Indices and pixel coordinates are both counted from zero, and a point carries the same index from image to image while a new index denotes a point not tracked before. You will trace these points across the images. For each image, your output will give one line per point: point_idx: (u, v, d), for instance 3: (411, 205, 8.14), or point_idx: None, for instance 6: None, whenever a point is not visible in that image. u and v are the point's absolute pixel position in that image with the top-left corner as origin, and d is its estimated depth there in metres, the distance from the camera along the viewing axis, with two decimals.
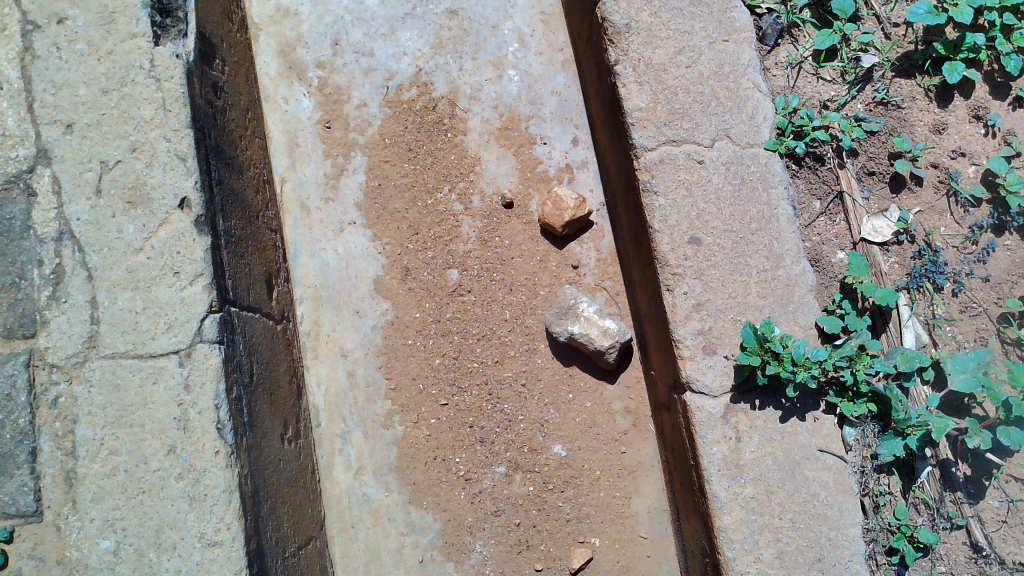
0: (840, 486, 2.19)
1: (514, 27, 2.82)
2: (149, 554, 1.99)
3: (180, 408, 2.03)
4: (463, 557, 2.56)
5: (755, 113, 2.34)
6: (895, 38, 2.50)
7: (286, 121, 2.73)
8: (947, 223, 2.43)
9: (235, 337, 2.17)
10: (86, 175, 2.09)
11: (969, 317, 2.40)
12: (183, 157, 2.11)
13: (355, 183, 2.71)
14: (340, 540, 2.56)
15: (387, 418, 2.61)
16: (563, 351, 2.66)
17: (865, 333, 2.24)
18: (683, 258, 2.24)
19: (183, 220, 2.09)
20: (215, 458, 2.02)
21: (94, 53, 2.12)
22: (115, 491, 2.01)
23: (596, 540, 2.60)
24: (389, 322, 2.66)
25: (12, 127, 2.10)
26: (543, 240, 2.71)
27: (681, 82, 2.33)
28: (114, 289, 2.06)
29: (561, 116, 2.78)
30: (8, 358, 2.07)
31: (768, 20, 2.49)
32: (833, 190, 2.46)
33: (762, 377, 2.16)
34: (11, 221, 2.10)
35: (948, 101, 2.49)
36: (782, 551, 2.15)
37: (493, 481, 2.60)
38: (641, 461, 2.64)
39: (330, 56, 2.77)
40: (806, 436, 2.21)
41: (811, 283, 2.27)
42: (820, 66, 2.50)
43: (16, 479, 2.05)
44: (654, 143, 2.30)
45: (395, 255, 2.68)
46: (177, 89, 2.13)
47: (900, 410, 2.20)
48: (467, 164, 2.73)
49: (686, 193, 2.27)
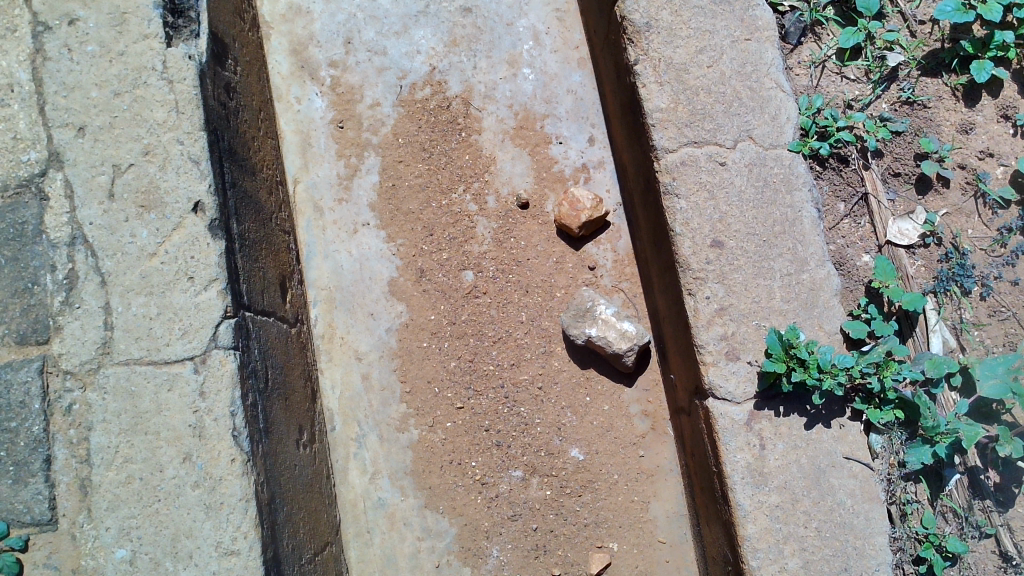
0: (866, 494, 2.16)
1: (529, 25, 2.78)
2: (165, 563, 1.97)
3: (196, 415, 2.00)
4: (480, 561, 2.53)
5: (779, 113, 2.29)
6: (921, 36, 2.46)
7: (298, 120, 2.69)
8: (975, 225, 2.39)
9: (250, 343, 2.14)
10: (99, 179, 2.05)
11: (998, 321, 2.36)
12: (196, 161, 2.07)
13: (368, 184, 2.67)
14: (355, 545, 2.53)
15: (402, 422, 2.58)
16: (580, 353, 2.63)
17: (892, 339, 2.21)
18: (705, 262, 2.20)
19: (197, 225, 2.05)
20: (231, 466, 2.00)
21: (106, 54, 2.08)
22: (130, 499, 1.99)
23: (614, 545, 2.57)
24: (404, 325, 2.62)
25: (23, 130, 2.07)
26: (560, 241, 2.68)
27: (702, 83, 2.28)
28: (128, 294, 2.03)
29: (577, 115, 2.74)
30: (21, 365, 2.04)
31: (791, 18, 2.43)
32: (858, 191, 2.41)
33: (788, 384, 2.13)
34: (24, 225, 2.07)
35: (975, 100, 2.45)
36: (807, 561, 2.12)
37: (511, 485, 2.57)
38: (660, 465, 2.60)
39: (342, 55, 2.73)
40: (832, 443, 2.18)
41: (836, 287, 2.23)
42: (844, 64, 2.45)
43: (30, 487, 2.02)
44: (675, 144, 2.26)
45: (409, 257, 2.65)
46: (190, 91, 2.09)
47: (928, 417, 2.17)
48: (482, 163, 2.69)
49: (709, 196, 2.23)
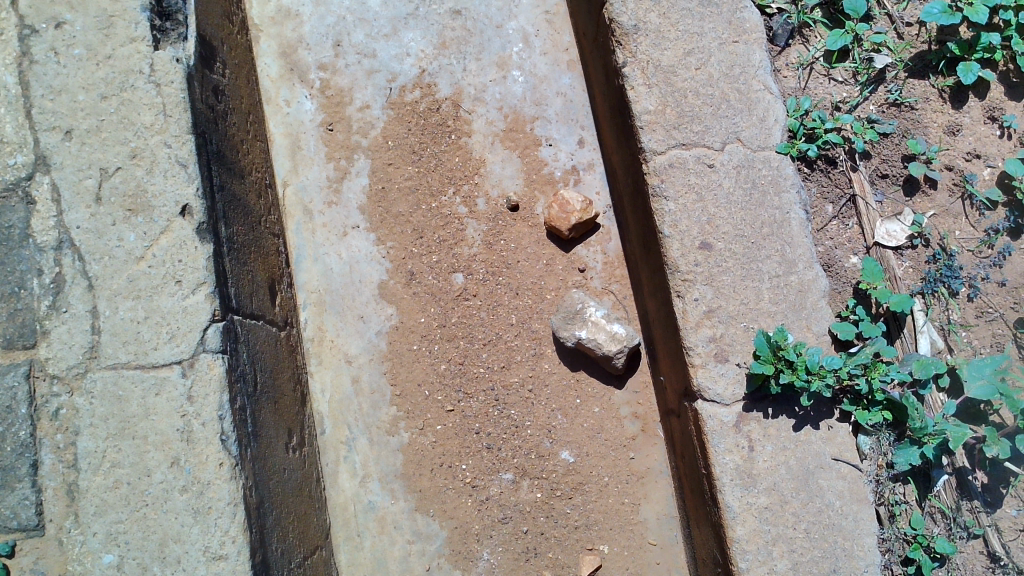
0: (855, 495, 2.17)
1: (518, 27, 2.78)
2: (152, 568, 1.96)
3: (183, 419, 1.99)
4: (471, 564, 2.53)
5: (767, 115, 2.30)
6: (908, 38, 2.47)
7: (288, 123, 2.69)
8: (962, 226, 2.40)
9: (238, 346, 2.13)
10: (86, 183, 2.05)
11: (985, 322, 2.37)
12: (183, 164, 2.07)
13: (358, 186, 2.67)
14: (345, 549, 2.53)
15: (392, 424, 2.58)
16: (570, 355, 2.62)
17: (880, 340, 2.21)
18: (694, 263, 2.20)
19: (184, 228, 2.05)
20: (219, 470, 1.99)
21: (93, 57, 2.07)
22: (117, 504, 1.98)
23: (605, 547, 2.57)
24: (394, 327, 2.62)
25: (10, 133, 2.06)
26: (550, 243, 2.67)
27: (690, 85, 2.28)
28: (115, 298, 2.02)
29: (567, 117, 2.74)
30: (8, 369, 2.03)
31: (779, 20, 2.44)
32: (846, 193, 2.42)
33: (776, 386, 2.13)
34: (10, 229, 2.06)
35: (962, 101, 2.46)
36: (796, 562, 2.12)
37: (501, 488, 2.56)
38: (650, 467, 2.60)
39: (331, 57, 2.72)
40: (820, 445, 2.18)
41: (823, 289, 2.24)
42: (832, 66, 2.46)
43: (17, 492, 2.01)
44: (663, 147, 2.26)
45: (399, 259, 2.64)
46: (177, 94, 2.09)
47: (916, 418, 2.18)
48: (471, 166, 2.69)
49: (697, 198, 2.23)
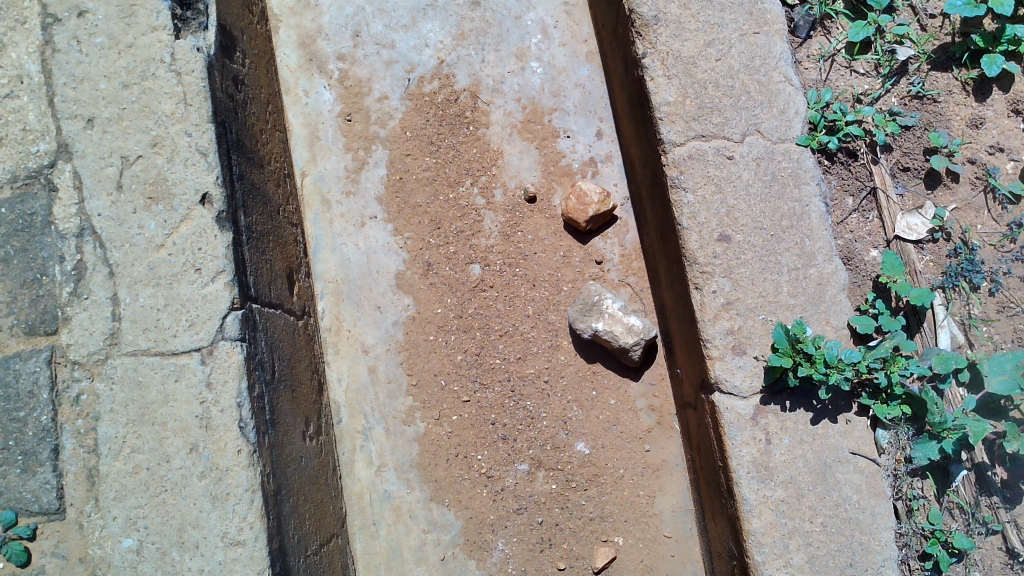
0: (872, 489, 2.16)
1: (537, 18, 2.77)
2: (171, 552, 1.98)
3: (202, 406, 2.01)
4: (485, 554, 2.54)
5: (787, 107, 2.29)
6: (931, 30, 2.44)
7: (306, 113, 2.69)
8: (984, 220, 2.38)
9: (257, 334, 2.15)
10: (107, 171, 2.06)
11: (1007, 317, 2.35)
12: (204, 153, 2.08)
13: (376, 177, 2.67)
14: (360, 538, 2.54)
15: (408, 414, 2.59)
16: (587, 347, 2.62)
17: (900, 334, 2.21)
18: (712, 255, 2.19)
19: (204, 216, 2.06)
20: (237, 457, 2.00)
21: (115, 46, 2.08)
22: (137, 489, 2.00)
23: (619, 539, 2.57)
24: (411, 318, 2.63)
25: (33, 121, 2.08)
26: (567, 235, 2.67)
27: (710, 76, 2.27)
28: (135, 285, 2.03)
29: (585, 109, 2.73)
30: (30, 355, 2.05)
31: (800, 11, 2.42)
32: (866, 186, 2.41)
33: (794, 379, 2.12)
34: (33, 216, 2.08)
35: (986, 94, 2.43)
36: (812, 556, 2.11)
37: (516, 479, 2.57)
38: (665, 460, 2.60)
39: (350, 48, 2.73)
40: (838, 438, 2.17)
41: (843, 282, 2.23)
42: (854, 59, 2.44)
43: (38, 476, 2.03)
44: (683, 138, 2.25)
45: (416, 250, 2.65)
46: (198, 83, 2.10)
47: (935, 412, 2.18)
48: (489, 157, 2.69)
49: (716, 190, 2.22)
